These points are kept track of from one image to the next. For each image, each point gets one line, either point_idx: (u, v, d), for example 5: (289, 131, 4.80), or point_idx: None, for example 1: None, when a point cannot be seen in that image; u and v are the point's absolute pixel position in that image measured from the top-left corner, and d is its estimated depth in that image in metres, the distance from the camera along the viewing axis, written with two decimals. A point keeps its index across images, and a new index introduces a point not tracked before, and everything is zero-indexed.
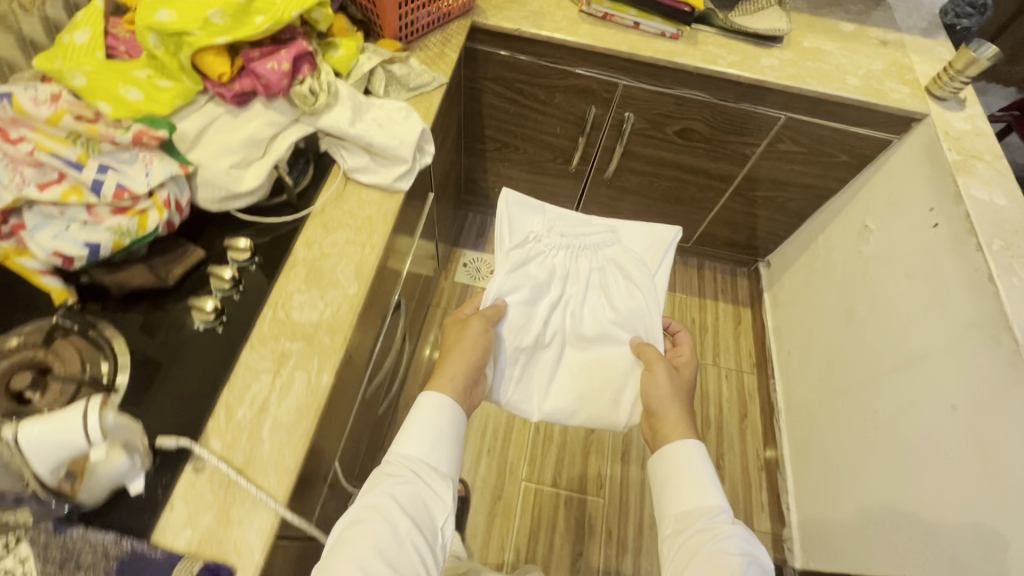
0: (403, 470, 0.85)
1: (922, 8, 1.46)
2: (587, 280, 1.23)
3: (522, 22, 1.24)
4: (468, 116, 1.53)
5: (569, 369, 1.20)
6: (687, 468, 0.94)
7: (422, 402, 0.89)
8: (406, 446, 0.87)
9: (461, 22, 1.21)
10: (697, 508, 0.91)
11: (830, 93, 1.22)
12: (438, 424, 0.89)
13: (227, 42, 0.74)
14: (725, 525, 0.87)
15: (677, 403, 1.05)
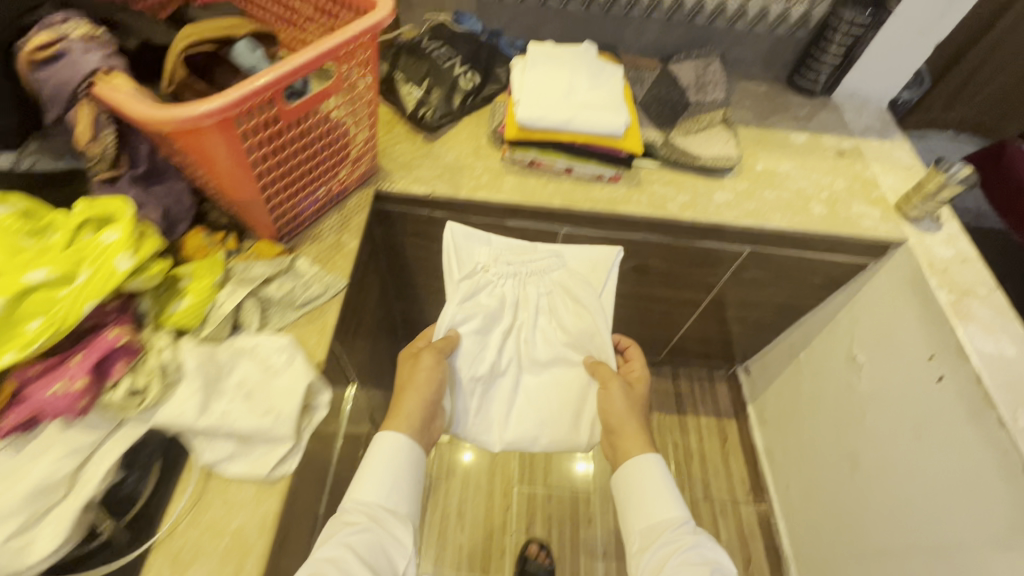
0: (359, 515, 0.81)
1: (870, 104, 1.35)
2: (539, 304, 1.10)
3: (436, 182, 1.06)
4: (393, 266, 1.33)
5: (526, 391, 1.09)
6: (649, 482, 0.89)
7: (377, 445, 0.88)
8: (359, 491, 0.84)
9: (362, 193, 1.02)
10: (661, 519, 0.86)
11: (796, 230, 1.07)
12: (395, 468, 0.86)
13: None
14: (688, 534, 0.84)
15: (633, 413, 0.98)
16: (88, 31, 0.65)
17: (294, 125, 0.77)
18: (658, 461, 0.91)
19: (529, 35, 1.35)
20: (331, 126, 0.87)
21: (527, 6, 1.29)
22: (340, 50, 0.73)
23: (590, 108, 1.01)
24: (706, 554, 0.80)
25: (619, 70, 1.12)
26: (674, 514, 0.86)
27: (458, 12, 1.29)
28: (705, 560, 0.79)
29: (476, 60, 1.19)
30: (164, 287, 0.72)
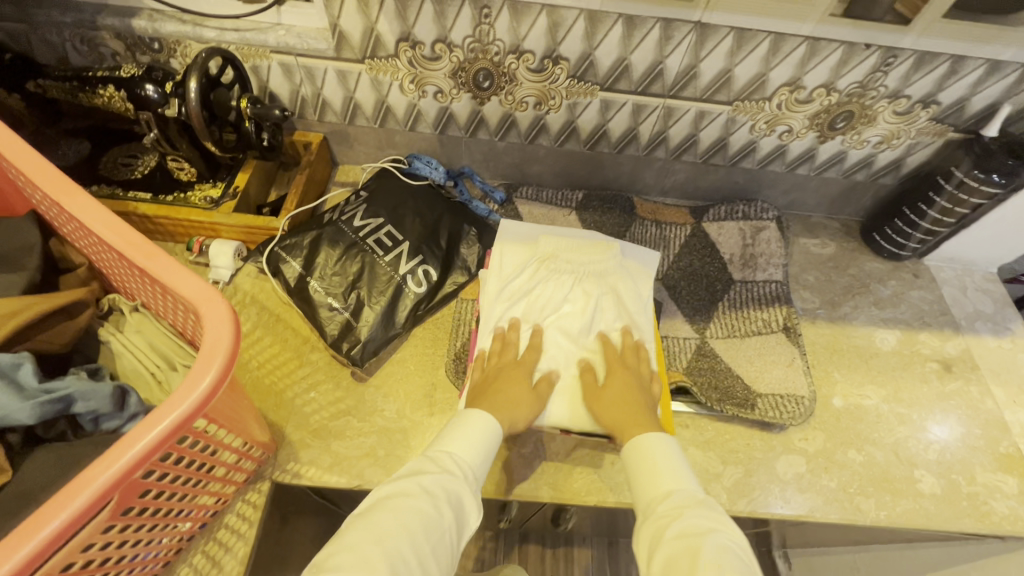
0: (451, 471, 0.52)
1: (977, 273, 0.99)
2: (601, 302, 0.70)
3: (363, 464, 0.70)
4: None
5: (570, 385, 0.65)
6: (643, 459, 0.54)
7: (476, 422, 0.56)
8: (454, 445, 0.54)
9: (248, 496, 0.66)
10: (662, 499, 0.51)
11: (901, 524, 0.73)
12: (496, 446, 0.56)
13: None
14: (695, 518, 0.47)
15: (626, 397, 0.61)
16: None
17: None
18: (658, 436, 0.56)
19: (512, 175, 0.99)
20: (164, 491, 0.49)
21: (509, 144, 0.92)
22: (122, 476, 0.39)
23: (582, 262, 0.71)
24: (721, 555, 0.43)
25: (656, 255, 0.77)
26: (676, 494, 0.50)
27: (412, 155, 0.93)
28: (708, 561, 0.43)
29: (432, 240, 0.83)
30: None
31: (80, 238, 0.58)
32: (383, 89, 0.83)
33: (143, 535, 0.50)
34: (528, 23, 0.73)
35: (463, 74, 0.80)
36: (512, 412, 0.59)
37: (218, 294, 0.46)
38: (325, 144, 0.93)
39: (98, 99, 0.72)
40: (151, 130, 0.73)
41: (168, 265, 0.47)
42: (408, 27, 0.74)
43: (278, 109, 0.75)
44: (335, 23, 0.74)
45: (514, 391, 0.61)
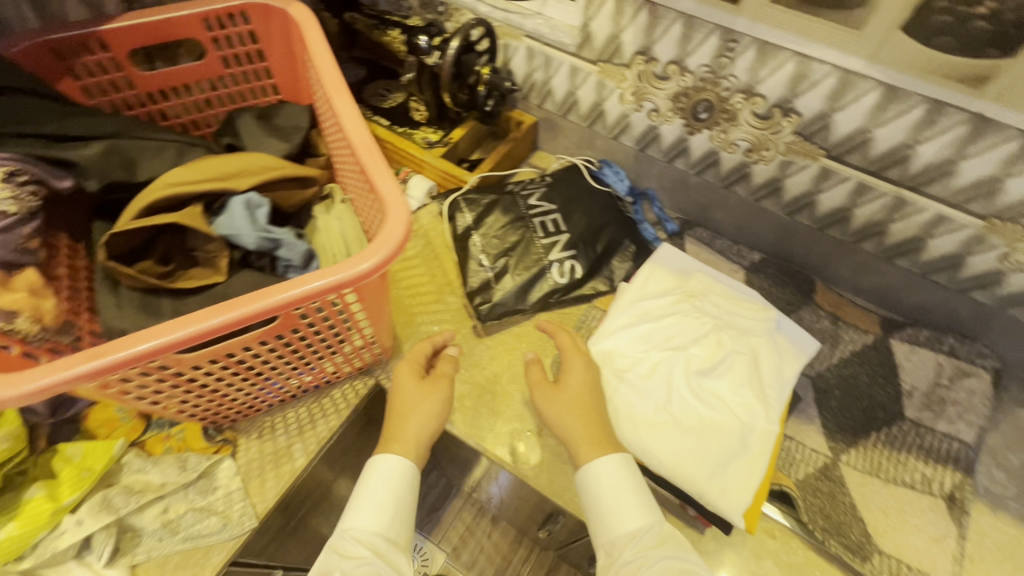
0: (361, 551, 0.56)
1: None
2: (733, 359, 0.64)
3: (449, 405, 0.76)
4: None
5: (667, 421, 0.61)
6: (600, 491, 0.54)
7: (386, 469, 0.60)
8: (356, 516, 0.58)
9: (356, 383, 0.76)
10: (627, 539, 0.52)
11: None
12: (407, 487, 0.61)
13: None
14: (665, 560, 0.49)
15: (578, 402, 0.59)
16: None
17: (218, 362, 0.55)
18: (614, 463, 0.55)
19: (693, 213, 0.96)
20: (306, 339, 0.60)
21: (702, 182, 0.90)
22: (290, 304, 0.50)
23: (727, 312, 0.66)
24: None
25: (818, 347, 0.68)
26: (642, 532, 0.52)
27: (605, 161, 0.96)
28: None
29: (590, 241, 0.85)
30: (23, 475, 0.58)
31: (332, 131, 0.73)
32: (604, 92, 0.88)
33: (280, 366, 0.62)
34: (771, 67, 0.70)
35: (685, 100, 0.81)
36: (415, 416, 0.64)
37: (405, 199, 0.54)
38: (534, 128, 1.02)
39: (384, 37, 0.88)
40: (410, 72, 0.88)
41: (380, 167, 0.57)
42: (649, 42, 0.77)
43: (508, 84, 0.87)
44: (587, 23, 0.80)
45: (408, 392, 0.66)
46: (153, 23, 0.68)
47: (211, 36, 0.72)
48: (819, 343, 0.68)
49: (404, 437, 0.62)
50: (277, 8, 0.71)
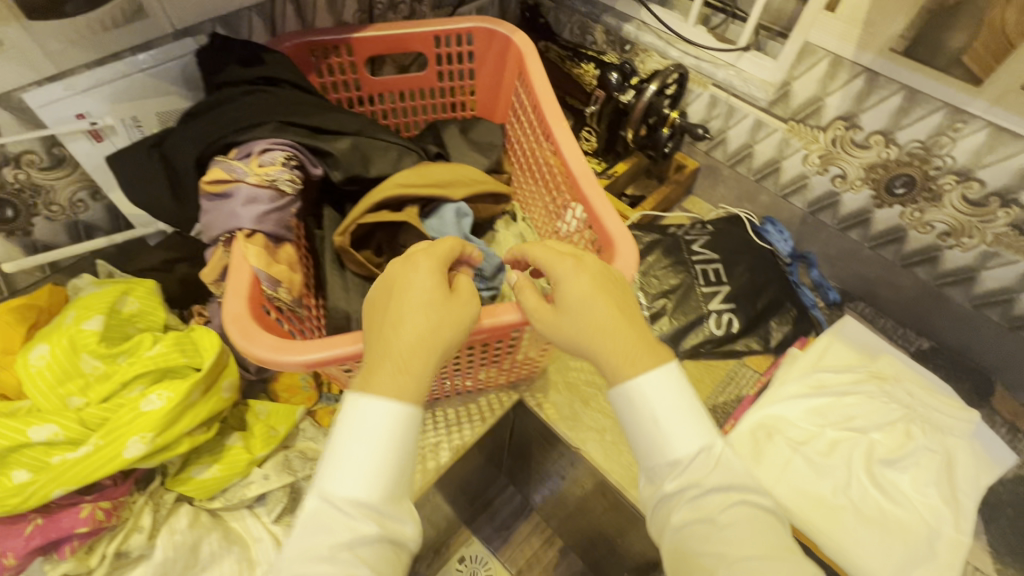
0: (360, 522, 0.40)
1: None
2: (922, 455, 0.60)
3: (590, 436, 0.76)
4: (517, 444, 1.09)
5: (845, 506, 0.57)
6: (637, 414, 0.46)
7: (370, 424, 0.41)
8: (341, 480, 0.41)
9: (501, 394, 0.78)
10: (675, 468, 0.45)
11: None
12: (408, 423, 0.42)
13: None
14: (717, 498, 0.44)
15: (606, 299, 0.48)
16: (267, 174, 0.52)
17: None
18: (649, 381, 0.46)
19: (854, 287, 0.91)
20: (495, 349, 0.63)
21: (875, 256, 0.86)
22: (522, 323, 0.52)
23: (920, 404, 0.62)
24: (750, 551, 0.41)
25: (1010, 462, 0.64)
26: (695, 459, 0.45)
27: (768, 218, 0.95)
28: (737, 555, 0.41)
29: (750, 297, 0.83)
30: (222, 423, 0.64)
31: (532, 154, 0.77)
32: (787, 151, 0.86)
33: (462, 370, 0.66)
34: (1001, 155, 0.66)
35: (881, 172, 0.78)
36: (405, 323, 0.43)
37: (629, 239, 0.57)
38: (696, 173, 1.02)
39: (574, 69, 0.92)
40: (592, 104, 0.91)
41: (604, 204, 0.61)
42: (856, 110, 0.75)
43: (700, 130, 0.86)
44: (789, 82, 0.80)
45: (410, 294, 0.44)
46: (392, 35, 0.74)
47: (436, 51, 0.77)
48: (1014, 456, 0.63)
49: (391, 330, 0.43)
50: (502, 34, 0.76)
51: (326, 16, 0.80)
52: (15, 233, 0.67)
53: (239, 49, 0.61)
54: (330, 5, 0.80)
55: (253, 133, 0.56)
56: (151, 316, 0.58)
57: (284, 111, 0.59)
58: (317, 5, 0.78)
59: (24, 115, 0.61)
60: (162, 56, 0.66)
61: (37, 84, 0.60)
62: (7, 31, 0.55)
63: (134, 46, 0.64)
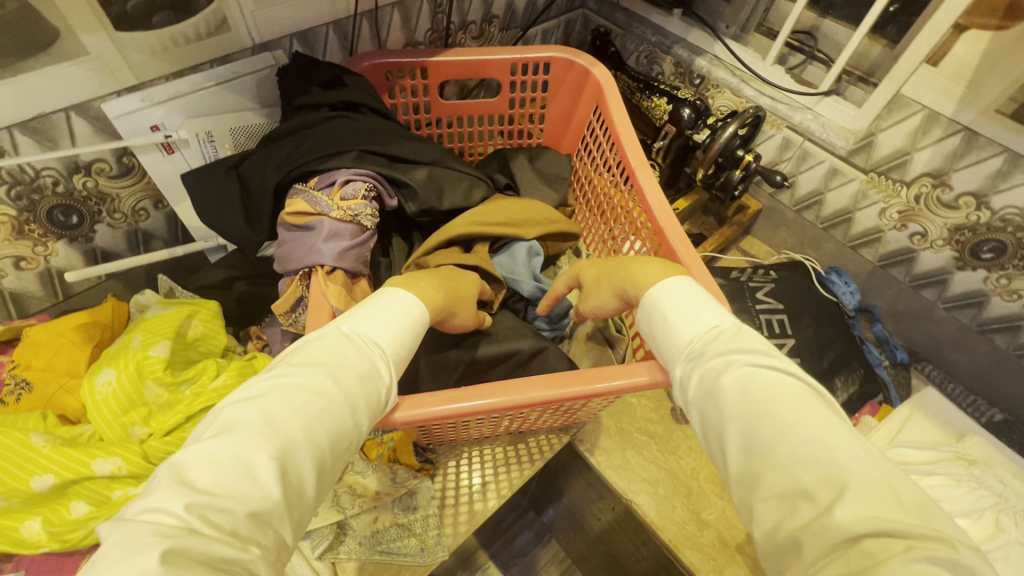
0: (344, 351, 0.39)
1: None
2: (1012, 550, 0.55)
3: (642, 487, 0.73)
4: (551, 477, 1.07)
5: None
6: (660, 312, 0.46)
7: (400, 306, 0.44)
8: (365, 321, 0.42)
9: (553, 436, 0.75)
10: (693, 345, 0.43)
11: None
12: (414, 309, 0.45)
13: (40, 526, 0.44)
14: (718, 357, 0.41)
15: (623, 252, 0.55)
16: (350, 208, 0.51)
17: (493, 415, 0.55)
18: (670, 285, 0.47)
19: (923, 346, 0.89)
20: (566, 407, 0.59)
21: (949, 317, 0.83)
22: (610, 390, 0.49)
23: (1009, 495, 0.58)
24: (748, 399, 0.37)
25: None
26: (714, 334, 0.43)
27: (833, 268, 0.92)
28: (744, 412, 0.37)
29: (815, 353, 0.80)
30: None
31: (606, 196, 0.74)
32: (862, 202, 0.83)
33: (525, 420, 0.62)
34: None
35: (967, 235, 0.74)
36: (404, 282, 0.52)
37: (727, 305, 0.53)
38: (757, 214, 0.99)
39: (645, 103, 0.89)
40: (660, 140, 0.88)
41: (696, 262, 0.57)
42: (948, 168, 0.71)
43: (777, 177, 0.84)
44: (873, 133, 0.76)
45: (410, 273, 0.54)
46: (468, 60, 0.72)
47: (511, 79, 0.75)
48: None
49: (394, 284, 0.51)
50: (581, 65, 0.74)
51: (399, 34, 0.79)
52: (77, 239, 0.66)
53: (321, 70, 0.59)
54: (404, 23, 0.78)
55: (334, 163, 0.55)
56: (212, 340, 0.56)
57: (365, 140, 0.57)
58: (392, 23, 0.76)
59: (100, 124, 0.60)
60: (239, 70, 0.64)
61: (116, 94, 0.59)
62: (93, 41, 0.54)
63: (213, 59, 0.63)
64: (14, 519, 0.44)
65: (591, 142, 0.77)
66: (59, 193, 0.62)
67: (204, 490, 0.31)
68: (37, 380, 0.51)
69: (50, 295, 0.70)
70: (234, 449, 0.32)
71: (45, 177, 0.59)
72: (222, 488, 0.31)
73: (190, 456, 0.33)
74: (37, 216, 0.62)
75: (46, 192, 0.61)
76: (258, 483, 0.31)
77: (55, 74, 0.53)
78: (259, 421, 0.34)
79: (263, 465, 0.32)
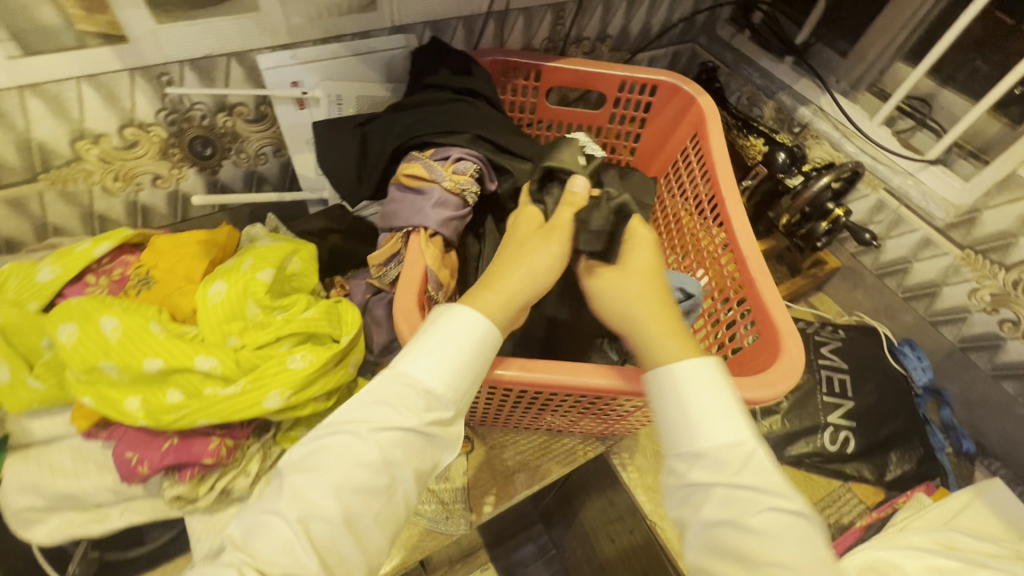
0: (397, 410, 0.40)
1: None
2: None
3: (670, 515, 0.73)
4: (571, 490, 1.07)
5: None
6: (677, 392, 0.41)
7: (455, 334, 0.41)
8: (417, 363, 0.41)
9: (590, 443, 0.75)
10: (699, 455, 0.39)
11: None
12: (473, 346, 0.42)
13: (140, 402, 0.51)
14: (740, 492, 0.37)
15: (652, 281, 0.47)
16: (459, 182, 0.56)
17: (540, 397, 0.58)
18: (698, 364, 0.41)
19: (994, 442, 0.84)
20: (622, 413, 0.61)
21: None
22: None
23: None
24: (767, 556, 0.35)
25: None
26: (721, 452, 0.39)
27: (908, 340, 0.89)
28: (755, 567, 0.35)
29: (872, 422, 0.77)
30: None
31: (694, 234, 0.74)
32: (952, 278, 0.80)
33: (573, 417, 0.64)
34: None
35: None
36: (514, 268, 0.47)
37: (795, 338, 0.54)
38: (834, 272, 0.97)
39: (740, 141, 0.90)
40: (748, 178, 0.88)
41: (772, 295, 0.58)
42: None
43: (866, 235, 0.82)
44: (977, 209, 0.74)
45: (524, 238, 0.50)
46: (581, 71, 0.76)
47: (616, 94, 0.79)
48: None
49: (513, 263, 0.47)
50: (688, 92, 0.76)
51: (519, 37, 0.84)
52: (206, 169, 0.75)
53: (454, 59, 0.66)
54: (526, 28, 0.83)
55: (450, 138, 0.59)
56: (305, 278, 0.61)
57: (477, 125, 0.62)
58: (515, 27, 0.82)
59: (251, 72, 0.68)
60: (377, 46, 0.71)
61: (270, 49, 0.66)
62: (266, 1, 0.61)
63: (357, 32, 0.70)
64: (120, 391, 0.51)
65: (682, 166, 0.78)
66: (203, 126, 0.70)
67: (256, 563, 0.35)
68: (161, 278, 0.58)
69: (171, 215, 0.78)
70: (275, 524, 0.36)
71: (196, 110, 0.68)
72: (267, 559, 0.35)
73: (245, 525, 0.37)
74: (181, 142, 0.70)
75: (193, 123, 0.69)
76: (296, 555, 0.35)
77: (230, 23, 0.61)
78: (295, 491, 0.37)
79: (296, 546, 0.35)
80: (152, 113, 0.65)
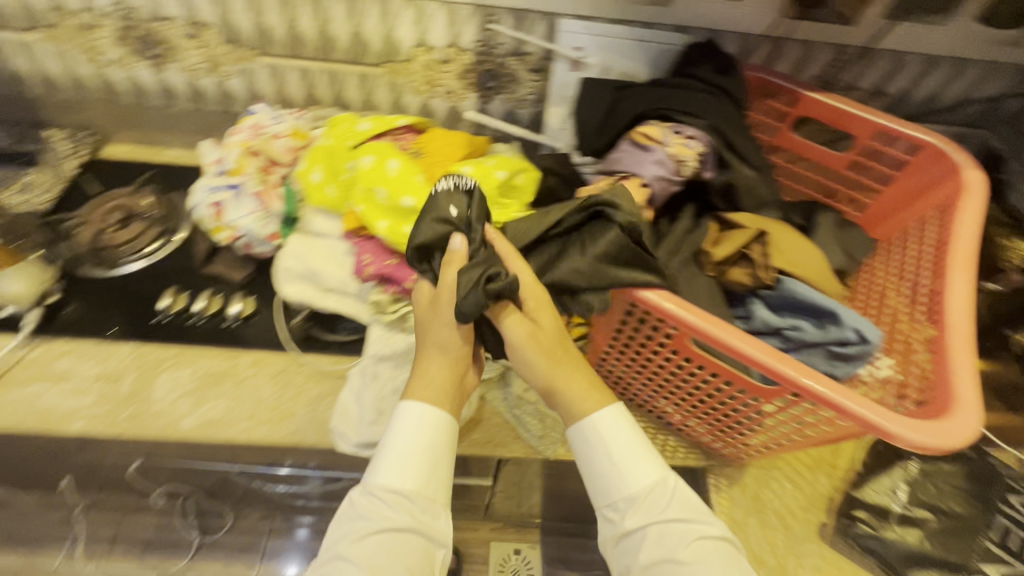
0: (381, 515, 0.55)
1: None
2: None
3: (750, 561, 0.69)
4: None
5: None
6: (598, 445, 0.59)
7: (407, 432, 0.58)
8: (386, 474, 0.57)
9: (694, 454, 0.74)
10: (626, 501, 0.57)
11: None
12: (425, 437, 0.58)
13: (387, 224, 0.69)
14: (664, 529, 0.55)
15: (551, 347, 0.60)
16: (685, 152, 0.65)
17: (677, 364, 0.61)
18: (608, 416, 0.59)
19: None
20: (746, 417, 0.62)
21: None
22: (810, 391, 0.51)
23: None
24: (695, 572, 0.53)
25: None
26: (652, 497, 0.57)
27: None
28: None
29: None
30: None
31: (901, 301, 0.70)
32: None
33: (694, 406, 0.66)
34: None
35: None
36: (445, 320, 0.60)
37: (977, 412, 0.50)
38: None
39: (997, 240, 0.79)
40: None
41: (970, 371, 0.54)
42: None
43: None
44: None
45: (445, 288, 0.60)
46: (838, 108, 0.76)
47: (867, 141, 0.76)
48: None
49: (439, 322, 0.60)
50: (953, 157, 0.69)
51: (787, 67, 0.86)
52: (483, 97, 0.93)
53: (718, 59, 0.72)
54: (797, 61, 0.85)
55: (689, 120, 0.67)
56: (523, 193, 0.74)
57: (717, 117, 0.68)
58: (787, 55, 0.84)
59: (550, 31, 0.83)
60: (655, 37, 0.81)
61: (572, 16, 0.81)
62: None
63: (644, 21, 0.81)
64: (377, 212, 0.70)
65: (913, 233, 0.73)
66: (498, 63, 0.88)
67: None
68: (428, 153, 0.77)
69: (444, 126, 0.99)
70: None
71: (499, 49, 0.86)
72: None
73: None
74: (477, 71, 0.90)
75: (491, 58, 0.88)
76: None
77: None
78: None
79: None
80: (471, 42, 0.86)
